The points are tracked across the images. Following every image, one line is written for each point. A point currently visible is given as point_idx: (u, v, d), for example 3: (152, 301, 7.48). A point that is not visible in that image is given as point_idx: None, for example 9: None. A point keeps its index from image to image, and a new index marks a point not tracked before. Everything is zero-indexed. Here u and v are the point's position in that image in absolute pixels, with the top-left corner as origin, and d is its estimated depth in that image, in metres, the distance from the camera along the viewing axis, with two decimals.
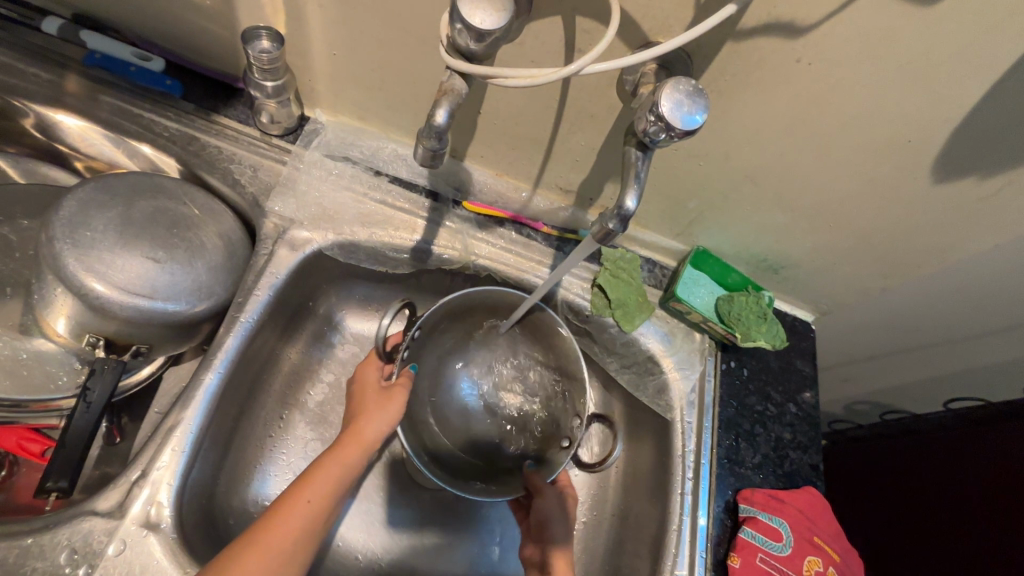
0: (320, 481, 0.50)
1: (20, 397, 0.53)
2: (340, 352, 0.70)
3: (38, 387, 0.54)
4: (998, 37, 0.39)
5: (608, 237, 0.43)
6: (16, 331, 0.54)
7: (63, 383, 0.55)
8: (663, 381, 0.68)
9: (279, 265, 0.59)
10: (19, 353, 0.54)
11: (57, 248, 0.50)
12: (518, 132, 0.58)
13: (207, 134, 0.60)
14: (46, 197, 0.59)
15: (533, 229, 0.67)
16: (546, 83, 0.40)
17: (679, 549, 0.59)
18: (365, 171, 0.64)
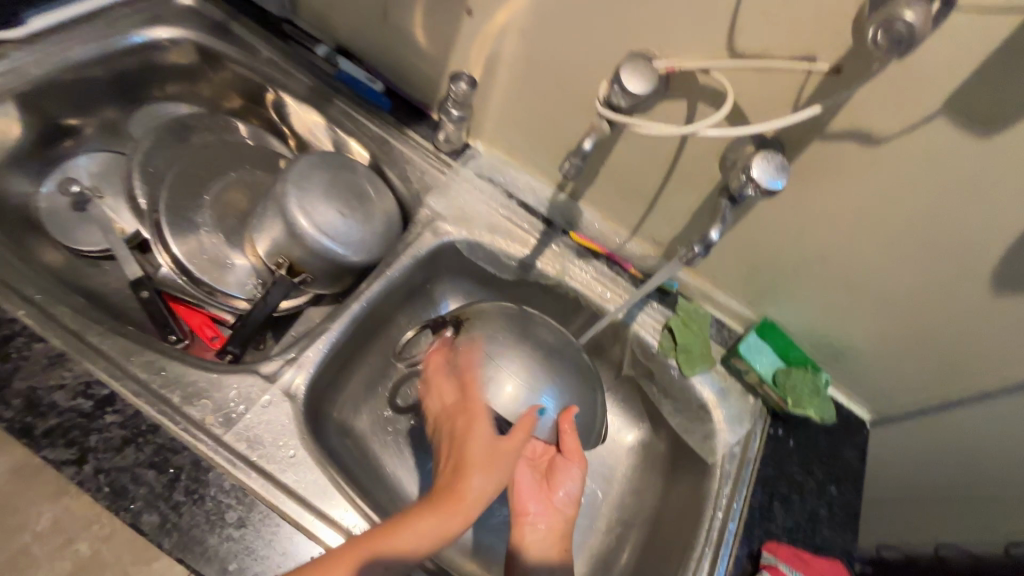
0: (417, 515, 0.50)
1: (216, 288, 0.72)
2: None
3: (230, 286, 0.72)
4: None
5: (690, 258, 0.57)
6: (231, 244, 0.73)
7: (247, 289, 0.73)
8: (711, 429, 0.74)
9: (423, 245, 0.75)
10: (225, 258, 0.73)
11: (284, 190, 0.68)
12: (631, 184, 0.72)
13: (397, 141, 0.80)
14: (277, 161, 0.81)
15: (622, 267, 0.79)
16: (669, 136, 0.54)
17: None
18: (499, 191, 0.80)
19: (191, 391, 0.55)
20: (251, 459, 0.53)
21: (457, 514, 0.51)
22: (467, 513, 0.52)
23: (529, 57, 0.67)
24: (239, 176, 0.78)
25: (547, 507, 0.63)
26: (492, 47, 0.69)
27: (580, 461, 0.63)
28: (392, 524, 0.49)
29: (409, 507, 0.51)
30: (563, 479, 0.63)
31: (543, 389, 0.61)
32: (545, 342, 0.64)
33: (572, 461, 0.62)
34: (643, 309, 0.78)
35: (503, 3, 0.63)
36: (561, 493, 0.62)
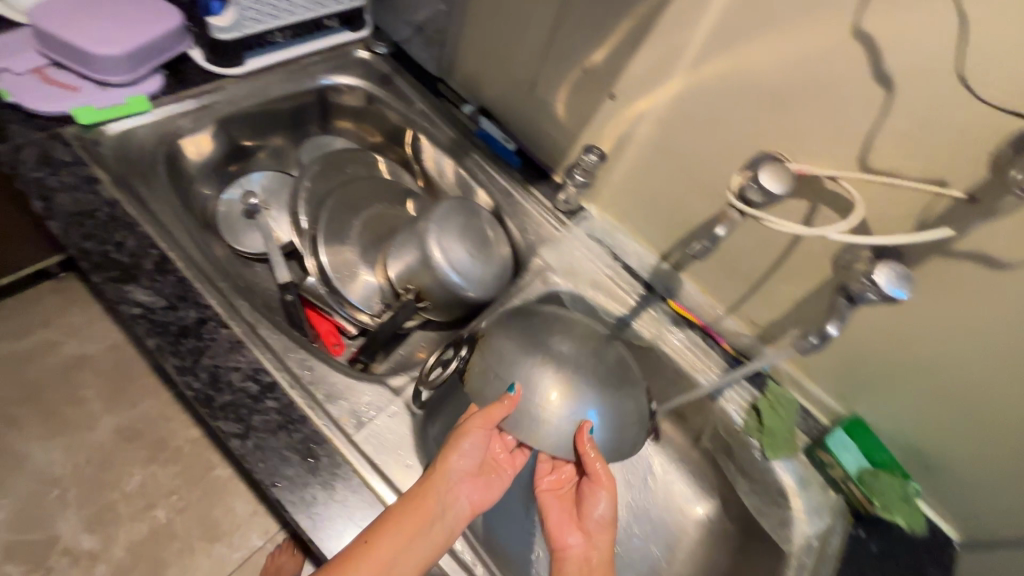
0: (375, 556, 0.49)
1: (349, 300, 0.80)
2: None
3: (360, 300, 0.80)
4: None
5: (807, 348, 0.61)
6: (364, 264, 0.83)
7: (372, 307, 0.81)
8: (789, 517, 0.74)
9: (534, 292, 0.83)
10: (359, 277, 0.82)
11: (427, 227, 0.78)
12: (737, 265, 0.76)
13: (521, 196, 0.89)
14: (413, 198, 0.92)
15: (715, 341, 0.82)
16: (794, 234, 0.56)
17: None
18: (605, 251, 0.86)
19: (333, 392, 0.62)
20: (375, 462, 0.60)
21: (420, 550, 0.52)
22: (427, 547, 0.52)
23: (659, 141, 0.74)
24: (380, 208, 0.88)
25: (582, 534, 0.66)
26: (626, 128, 0.77)
27: (608, 483, 0.66)
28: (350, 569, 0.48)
29: (362, 545, 0.50)
30: (592, 504, 0.66)
31: (584, 403, 0.67)
32: (564, 352, 0.70)
33: (599, 489, 0.65)
34: (730, 387, 0.81)
35: (646, 93, 0.72)
36: (592, 518, 0.66)
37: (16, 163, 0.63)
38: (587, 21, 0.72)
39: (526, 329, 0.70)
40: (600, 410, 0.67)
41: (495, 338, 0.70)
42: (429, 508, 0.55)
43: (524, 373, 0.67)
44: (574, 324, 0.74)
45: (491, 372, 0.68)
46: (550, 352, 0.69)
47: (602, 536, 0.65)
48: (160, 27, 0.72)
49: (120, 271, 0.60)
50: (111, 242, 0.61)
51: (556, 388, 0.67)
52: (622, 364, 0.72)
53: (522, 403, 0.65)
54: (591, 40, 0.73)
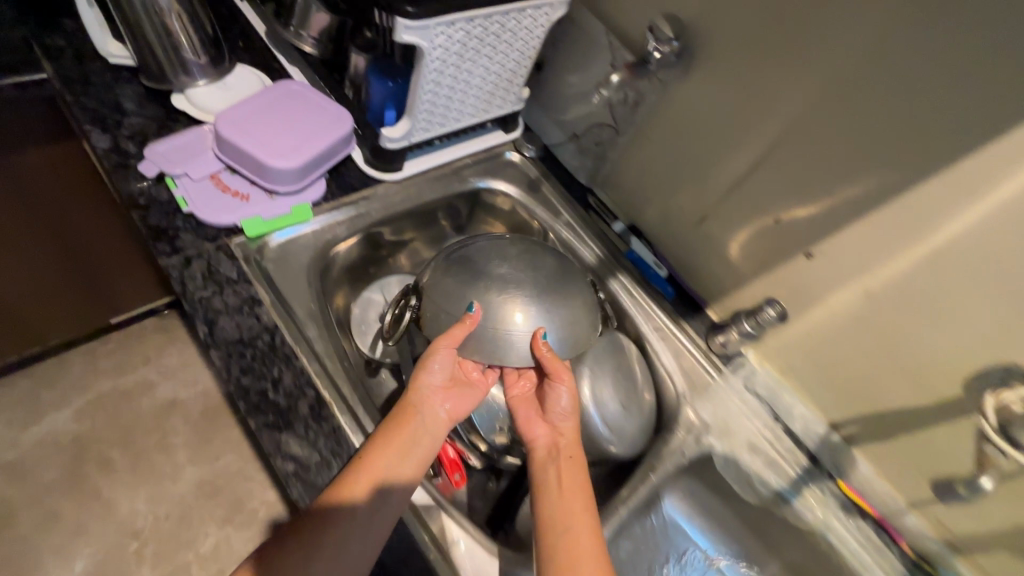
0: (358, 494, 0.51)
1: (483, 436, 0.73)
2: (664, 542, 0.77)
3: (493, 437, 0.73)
4: None
5: None
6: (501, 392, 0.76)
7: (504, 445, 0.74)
8: None
9: (686, 450, 0.73)
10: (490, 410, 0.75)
11: (580, 374, 0.70)
12: (938, 466, 0.65)
13: (672, 330, 0.81)
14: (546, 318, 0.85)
15: (892, 538, 0.70)
16: None
17: None
18: (766, 411, 0.76)
19: None
20: None
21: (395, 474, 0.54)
22: (401, 476, 0.54)
23: (863, 313, 0.64)
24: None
25: (547, 425, 0.66)
26: (819, 289, 0.68)
27: (567, 376, 0.65)
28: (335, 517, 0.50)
29: (352, 474, 0.52)
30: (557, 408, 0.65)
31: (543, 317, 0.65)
32: (511, 276, 0.66)
33: (558, 383, 0.65)
34: None
35: (857, 263, 0.63)
36: (556, 411, 0.65)
37: (185, 279, 0.60)
38: (795, 175, 0.64)
39: (470, 266, 0.66)
40: (556, 316, 0.65)
41: (436, 280, 0.67)
42: (419, 457, 0.57)
43: (492, 295, 0.65)
44: (543, 260, 0.69)
45: (442, 310, 0.65)
46: (492, 280, 0.66)
47: (573, 447, 0.63)
48: (331, 134, 0.70)
49: (277, 417, 0.56)
50: (269, 378, 0.57)
51: (520, 307, 0.64)
52: (561, 265, 0.70)
53: (487, 321, 0.64)
54: (795, 194, 0.65)
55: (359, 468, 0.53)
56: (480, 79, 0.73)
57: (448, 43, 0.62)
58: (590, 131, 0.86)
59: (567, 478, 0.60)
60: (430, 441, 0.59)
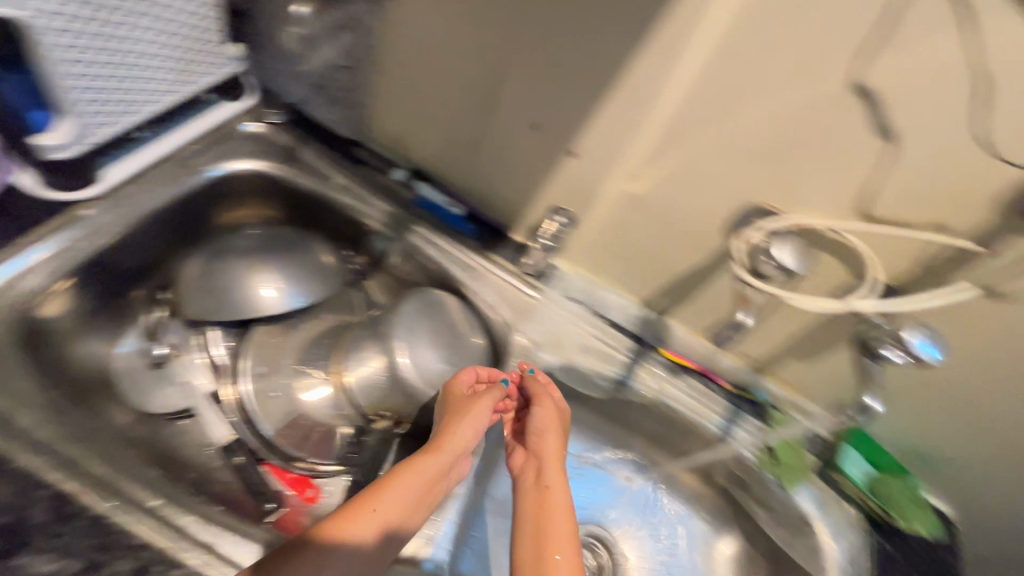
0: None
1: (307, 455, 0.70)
2: (509, 471, 0.80)
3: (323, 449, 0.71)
4: None
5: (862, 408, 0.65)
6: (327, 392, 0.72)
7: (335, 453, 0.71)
8: (817, 547, 0.74)
9: (524, 377, 0.73)
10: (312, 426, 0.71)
11: (395, 345, 0.68)
12: (728, 310, 0.73)
13: (482, 265, 0.78)
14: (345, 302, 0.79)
15: (714, 382, 0.79)
16: (831, 310, 0.58)
17: None
18: (589, 311, 0.79)
19: None
20: None
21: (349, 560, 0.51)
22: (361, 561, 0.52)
23: (632, 195, 0.67)
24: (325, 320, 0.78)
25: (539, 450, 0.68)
26: (592, 185, 0.69)
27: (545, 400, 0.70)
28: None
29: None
30: (479, 423, 0.65)
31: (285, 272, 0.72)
32: (249, 246, 0.72)
33: (536, 407, 0.69)
34: (739, 425, 0.78)
35: (611, 150, 0.64)
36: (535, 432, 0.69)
37: None
38: (534, 81, 0.62)
39: (212, 249, 0.72)
40: (301, 274, 0.73)
41: (184, 275, 0.70)
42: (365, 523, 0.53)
43: (235, 265, 0.70)
44: (279, 231, 0.75)
45: (196, 295, 0.69)
46: (229, 254, 0.71)
47: (558, 491, 0.63)
48: None
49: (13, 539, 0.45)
50: None
51: (266, 281, 0.70)
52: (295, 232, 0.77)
53: (238, 287, 0.70)
54: (540, 100, 0.63)
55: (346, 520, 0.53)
56: (146, 45, 0.60)
57: (78, 28, 0.51)
58: (331, 79, 0.75)
59: (548, 520, 0.60)
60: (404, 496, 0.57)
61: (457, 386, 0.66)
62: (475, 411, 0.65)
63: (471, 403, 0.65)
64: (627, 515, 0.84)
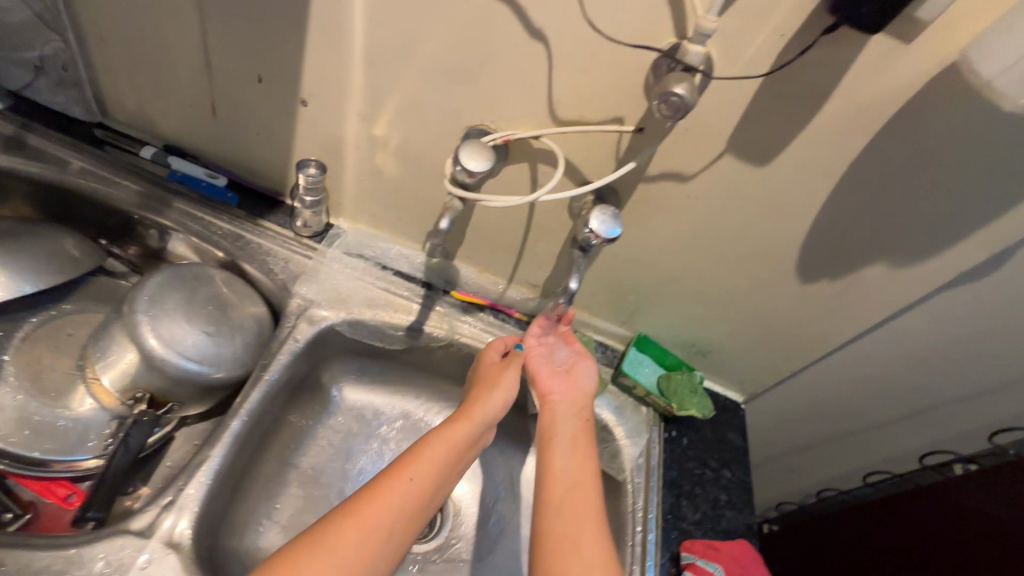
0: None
1: (51, 456, 0.61)
2: (318, 436, 0.79)
3: (72, 447, 0.62)
4: (805, 189, 0.59)
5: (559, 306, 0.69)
6: (73, 391, 0.64)
7: (90, 445, 0.63)
8: (615, 448, 0.79)
9: (299, 335, 0.72)
10: (57, 420, 0.63)
11: (139, 323, 0.64)
12: (496, 240, 0.76)
13: (252, 234, 0.77)
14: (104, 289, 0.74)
15: (506, 314, 0.83)
16: (515, 204, 0.59)
17: None
18: (373, 265, 0.80)
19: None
20: None
21: (341, 538, 0.50)
22: (371, 535, 0.51)
23: (373, 139, 0.69)
24: (77, 317, 0.70)
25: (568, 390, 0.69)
26: (335, 134, 0.70)
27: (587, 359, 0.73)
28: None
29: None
30: (510, 387, 0.68)
31: (15, 259, 0.64)
32: None
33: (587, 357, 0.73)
34: None
35: (334, 92, 0.65)
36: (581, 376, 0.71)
37: None
38: (237, 29, 0.61)
39: None
40: (29, 257, 0.66)
41: None
42: (381, 505, 0.53)
43: None
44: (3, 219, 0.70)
45: None
46: None
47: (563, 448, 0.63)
48: None
49: None
50: None
51: None
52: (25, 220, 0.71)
53: None
54: (251, 49, 0.63)
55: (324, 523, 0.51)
56: None
57: None
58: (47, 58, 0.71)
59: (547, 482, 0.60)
60: (433, 472, 0.57)
61: (489, 360, 0.70)
62: (503, 385, 0.67)
63: (500, 375, 0.68)
64: None
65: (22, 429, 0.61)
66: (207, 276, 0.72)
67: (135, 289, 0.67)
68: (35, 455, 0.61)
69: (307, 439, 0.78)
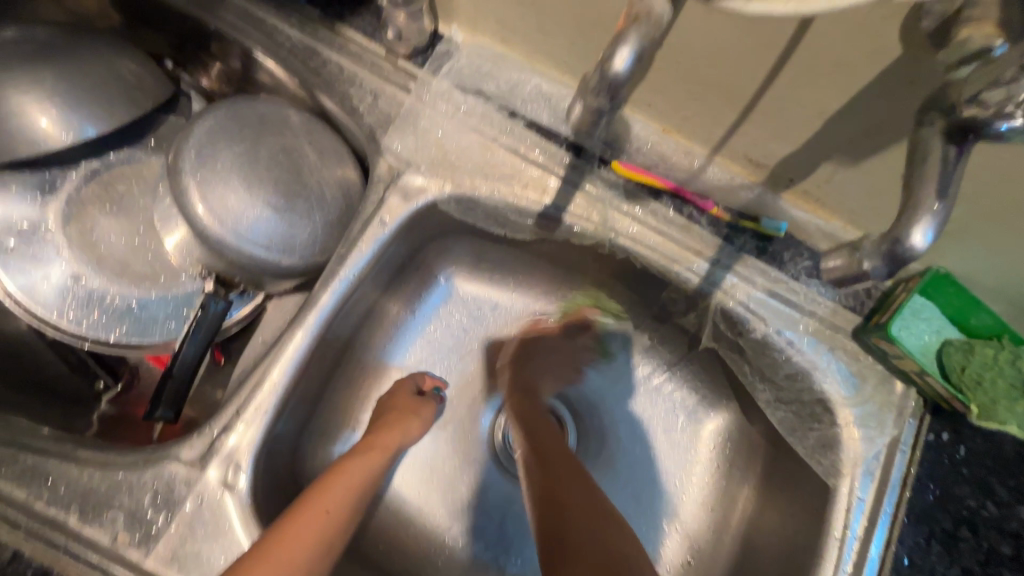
0: (340, 500, 0.44)
1: (140, 342, 0.53)
2: (427, 327, 0.64)
3: (152, 332, 0.53)
4: None
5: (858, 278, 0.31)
6: (142, 265, 0.53)
7: (173, 329, 0.54)
8: (833, 437, 0.51)
9: (387, 215, 0.50)
10: (130, 303, 0.53)
11: (188, 187, 0.47)
12: (712, 78, 0.42)
13: (330, 48, 0.52)
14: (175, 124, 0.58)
15: (698, 208, 0.51)
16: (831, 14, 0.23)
17: None
18: (498, 111, 0.52)
19: (91, 503, 0.40)
20: None
21: (358, 469, 0.48)
22: (378, 466, 0.49)
23: None
24: (138, 164, 0.56)
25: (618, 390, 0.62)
26: None
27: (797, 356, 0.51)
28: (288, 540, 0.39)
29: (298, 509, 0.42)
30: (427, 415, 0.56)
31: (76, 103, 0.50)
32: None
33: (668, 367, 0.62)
34: (732, 271, 0.52)
35: None
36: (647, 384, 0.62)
37: None
38: None
39: None
40: (70, 85, 0.51)
41: None
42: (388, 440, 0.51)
43: None
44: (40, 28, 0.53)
45: None
46: None
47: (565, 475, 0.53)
48: None
49: None
50: None
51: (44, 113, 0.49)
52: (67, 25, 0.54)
53: None
54: None
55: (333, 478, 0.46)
56: None
57: None
58: None
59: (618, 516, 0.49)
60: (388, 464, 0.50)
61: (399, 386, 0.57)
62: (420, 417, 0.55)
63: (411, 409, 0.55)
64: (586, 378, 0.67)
65: (92, 310, 0.52)
66: (284, 115, 0.52)
67: (183, 131, 0.50)
68: (112, 338, 0.53)
69: (412, 328, 0.63)
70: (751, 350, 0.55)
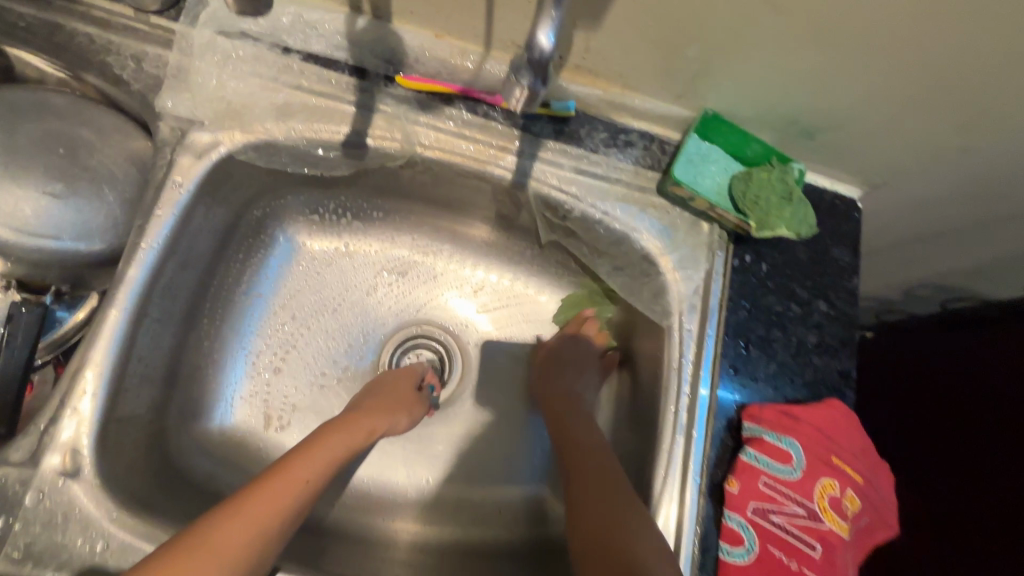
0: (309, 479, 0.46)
1: None
2: (285, 285, 0.64)
3: None
4: None
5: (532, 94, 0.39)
6: None
7: None
8: (661, 285, 0.57)
9: (181, 175, 0.49)
10: None
11: None
12: None
13: (72, 18, 0.49)
14: None
15: (490, 105, 0.54)
16: None
17: (671, 451, 0.51)
18: (272, 50, 0.51)
19: None
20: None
21: (329, 449, 0.50)
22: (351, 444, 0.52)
23: None
24: None
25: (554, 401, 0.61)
26: None
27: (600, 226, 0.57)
28: (247, 515, 0.41)
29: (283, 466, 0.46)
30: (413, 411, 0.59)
31: None
32: None
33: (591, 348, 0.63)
34: (538, 157, 0.55)
35: None
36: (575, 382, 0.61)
37: None
38: None
39: None
40: None
41: None
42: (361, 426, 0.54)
43: None
44: None
45: None
46: None
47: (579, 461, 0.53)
48: None
49: None
50: None
51: None
52: None
53: None
54: None
55: (305, 451, 0.48)
56: None
57: None
58: None
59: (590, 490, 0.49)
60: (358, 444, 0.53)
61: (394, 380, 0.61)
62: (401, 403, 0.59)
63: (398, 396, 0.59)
64: (457, 302, 0.68)
65: None
66: (44, 101, 0.49)
67: None
68: None
69: (267, 289, 0.63)
70: (579, 228, 0.59)
